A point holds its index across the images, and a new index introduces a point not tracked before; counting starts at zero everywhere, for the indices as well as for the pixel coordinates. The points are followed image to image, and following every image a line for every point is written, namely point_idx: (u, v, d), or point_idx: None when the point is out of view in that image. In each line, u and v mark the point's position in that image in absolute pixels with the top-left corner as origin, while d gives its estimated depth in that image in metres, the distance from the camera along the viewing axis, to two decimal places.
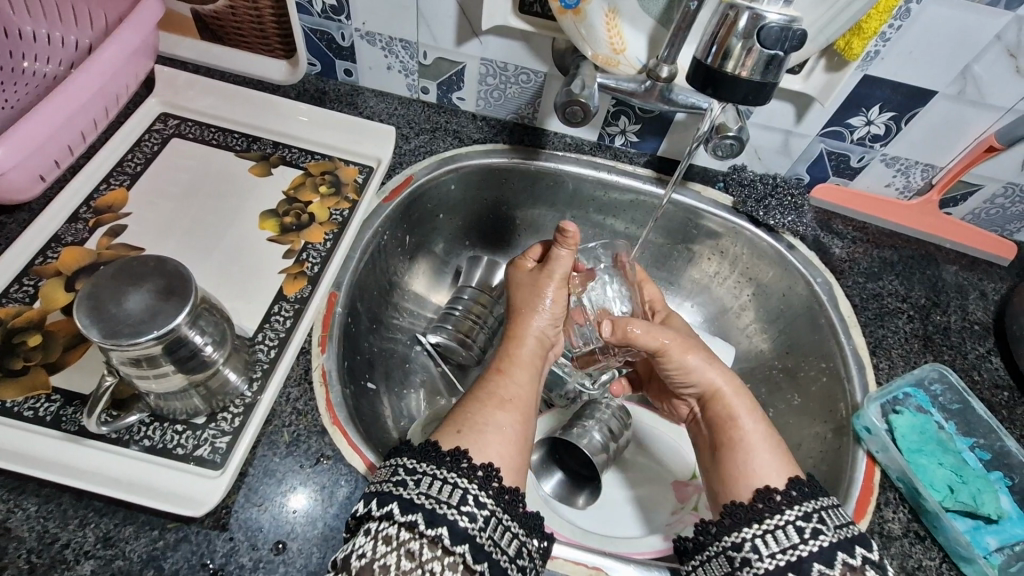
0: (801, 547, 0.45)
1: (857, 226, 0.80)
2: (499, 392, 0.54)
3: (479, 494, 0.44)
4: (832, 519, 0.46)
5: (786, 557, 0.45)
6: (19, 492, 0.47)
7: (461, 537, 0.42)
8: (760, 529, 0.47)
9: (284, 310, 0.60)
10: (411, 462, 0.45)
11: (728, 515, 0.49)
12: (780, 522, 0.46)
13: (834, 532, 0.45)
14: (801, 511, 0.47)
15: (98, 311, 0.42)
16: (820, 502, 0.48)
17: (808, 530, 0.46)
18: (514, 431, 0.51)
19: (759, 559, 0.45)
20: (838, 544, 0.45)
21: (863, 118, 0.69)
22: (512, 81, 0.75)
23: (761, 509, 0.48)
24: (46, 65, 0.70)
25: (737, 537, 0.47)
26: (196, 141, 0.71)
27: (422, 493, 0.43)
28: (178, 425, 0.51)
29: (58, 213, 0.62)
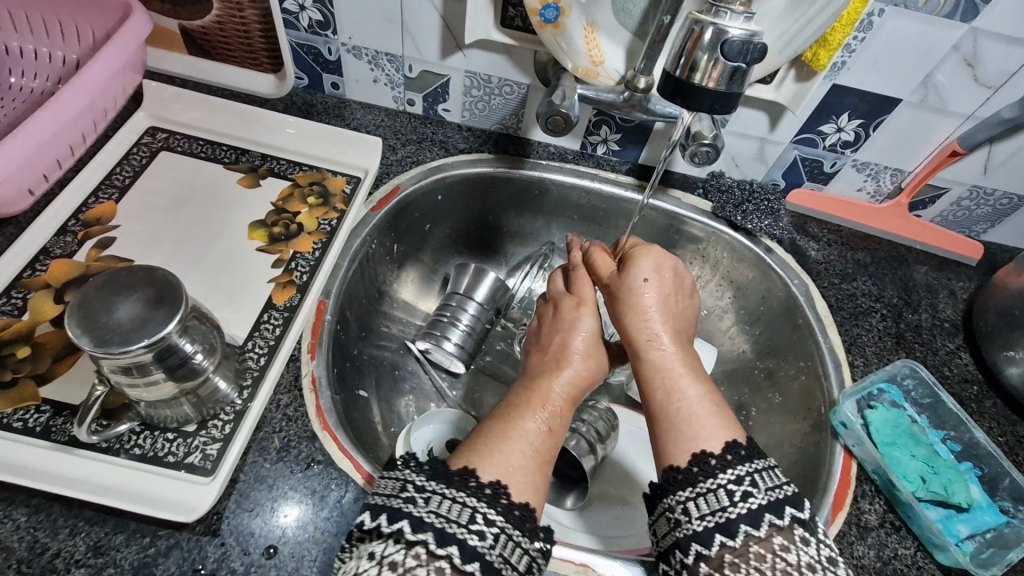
0: (730, 510, 0.43)
1: (832, 229, 0.82)
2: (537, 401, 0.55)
3: (488, 511, 0.44)
4: (764, 481, 0.45)
5: (715, 519, 0.44)
6: (9, 503, 0.47)
7: (470, 556, 0.41)
8: (694, 492, 0.45)
9: (274, 319, 0.61)
10: (419, 479, 0.45)
11: (665, 478, 0.47)
12: (711, 485, 0.45)
13: (764, 494, 0.44)
14: (733, 474, 0.45)
15: (89, 320, 0.42)
16: (758, 464, 0.46)
17: (739, 494, 0.44)
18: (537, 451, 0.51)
19: (689, 521, 0.44)
20: (767, 506, 0.43)
21: (833, 125, 0.72)
22: (496, 93, 0.77)
23: (696, 473, 0.46)
24: (34, 80, 0.71)
25: (673, 499, 0.46)
26: (184, 153, 0.72)
27: (433, 511, 0.42)
28: (169, 433, 0.52)
29: (46, 226, 0.62)
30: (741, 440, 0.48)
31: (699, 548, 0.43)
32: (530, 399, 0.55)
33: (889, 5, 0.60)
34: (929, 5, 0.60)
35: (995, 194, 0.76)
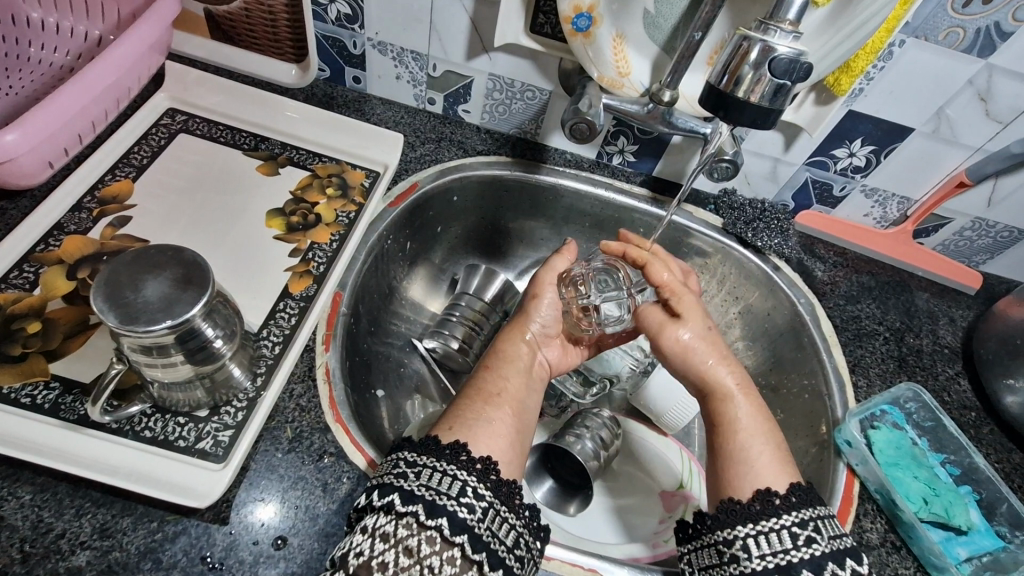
0: (791, 554, 0.46)
1: (838, 251, 0.84)
2: (489, 386, 0.55)
3: (477, 486, 0.45)
4: (826, 530, 0.48)
5: (775, 560, 0.46)
6: (14, 481, 0.46)
7: (459, 527, 0.42)
8: (754, 529, 0.48)
9: (289, 308, 0.60)
10: (411, 456, 0.46)
11: (723, 512, 0.50)
12: (775, 526, 0.47)
13: (826, 543, 0.47)
14: (797, 518, 0.48)
15: (115, 296, 0.42)
16: (815, 510, 0.49)
17: (801, 538, 0.47)
18: (511, 424, 0.52)
19: (747, 559, 0.47)
20: (829, 555, 0.46)
21: (846, 150, 0.74)
22: (518, 97, 0.77)
23: (757, 509, 0.49)
24: (53, 54, 0.71)
25: (729, 534, 0.48)
26: (204, 138, 0.71)
27: (421, 484, 0.44)
28: (180, 418, 0.51)
29: (61, 202, 0.61)
30: (801, 483, 0.51)
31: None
32: (484, 385, 0.55)
33: (911, 36, 0.62)
34: (948, 39, 0.62)
35: (997, 227, 0.79)
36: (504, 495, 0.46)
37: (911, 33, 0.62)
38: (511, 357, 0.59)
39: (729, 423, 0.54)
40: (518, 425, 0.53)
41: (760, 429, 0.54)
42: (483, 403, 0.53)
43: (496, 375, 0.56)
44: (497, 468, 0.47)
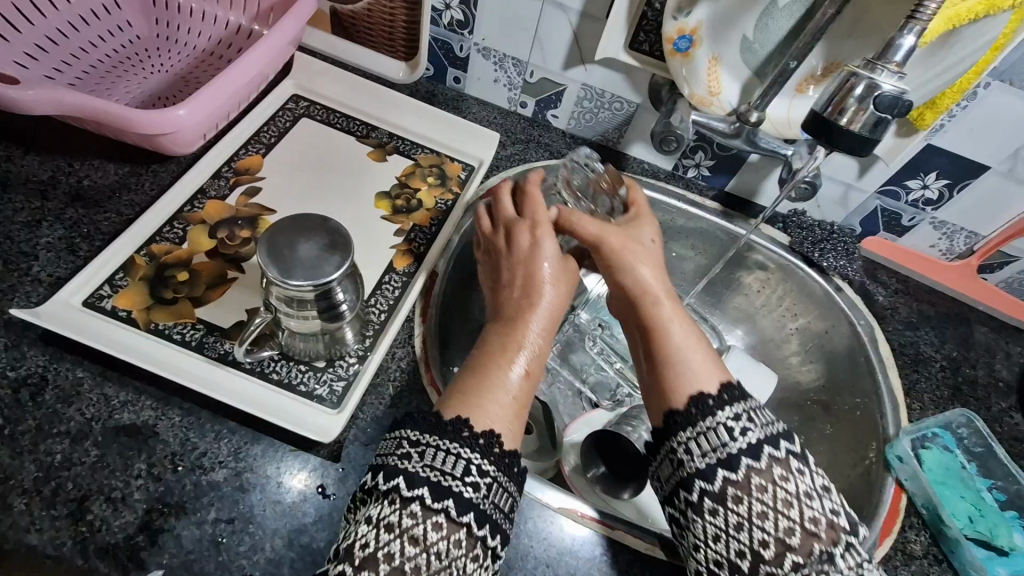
0: (732, 445, 0.50)
1: (900, 279, 0.87)
2: (507, 342, 0.57)
3: (479, 463, 0.48)
4: (760, 419, 0.52)
5: (717, 454, 0.50)
6: (165, 404, 0.54)
7: (465, 506, 0.46)
8: (696, 430, 0.52)
9: (393, 281, 0.67)
10: (414, 435, 0.49)
11: (667, 422, 0.54)
12: (721, 419, 0.51)
13: (761, 428, 0.51)
14: (732, 412, 0.52)
15: (275, 254, 0.49)
16: (749, 402, 0.53)
17: (738, 428, 0.51)
18: (520, 390, 0.55)
19: (691, 460, 0.51)
20: (765, 439, 0.51)
21: (920, 182, 0.77)
22: (605, 107, 0.83)
23: (695, 414, 0.52)
24: (197, 38, 0.79)
25: (676, 440, 0.53)
26: (323, 123, 0.79)
27: (426, 465, 0.47)
28: (302, 365, 0.58)
29: (204, 169, 0.69)
30: (732, 380, 0.56)
31: (705, 483, 0.50)
32: (504, 341, 0.58)
33: (997, 80, 0.65)
34: None
35: None
36: (502, 467, 0.49)
37: (997, 77, 0.65)
38: (516, 302, 0.61)
39: (663, 327, 0.59)
40: (523, 393, 0.55)
41: (681, 318, 0.60)
42: (497, 363, 0.56)
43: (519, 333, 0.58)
44: (498, 442, 0.50)
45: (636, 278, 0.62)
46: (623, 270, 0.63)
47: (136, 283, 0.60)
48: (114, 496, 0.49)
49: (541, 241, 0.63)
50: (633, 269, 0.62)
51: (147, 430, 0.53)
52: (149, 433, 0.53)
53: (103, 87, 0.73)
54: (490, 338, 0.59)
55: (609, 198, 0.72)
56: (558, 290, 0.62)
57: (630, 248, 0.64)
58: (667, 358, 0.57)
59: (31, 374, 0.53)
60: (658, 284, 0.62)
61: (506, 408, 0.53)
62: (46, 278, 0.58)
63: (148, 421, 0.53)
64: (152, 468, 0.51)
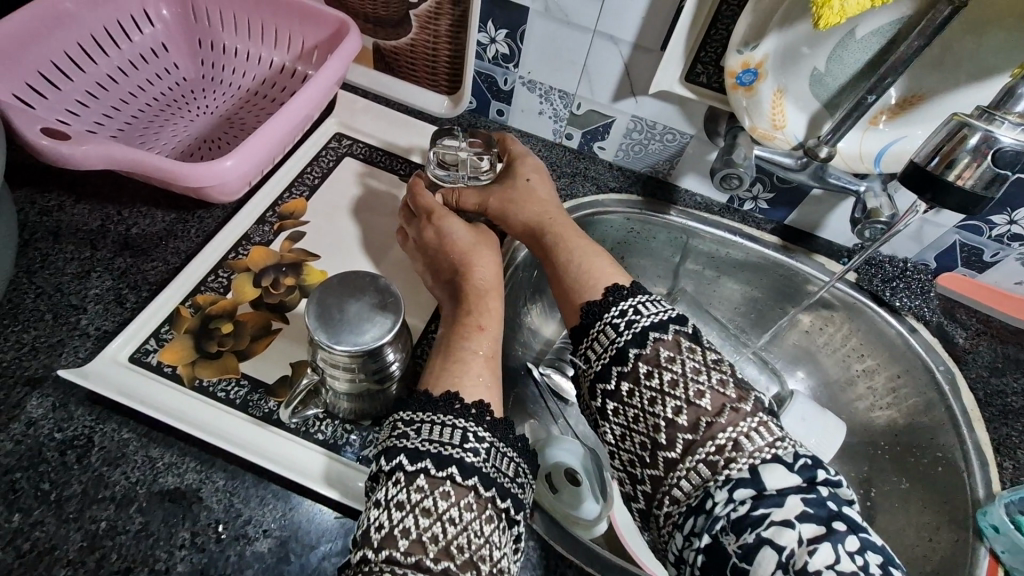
0: (643, 320, 0.52)
1: (980, 317, 0.80)
2: (472, 321, 0.57)
3: (475, 429, 0.47)
4: (646, 307, 0.53)
5: (630, 334, 0.51)
6: (210, 466, 0.53)
7: (469, 471, 0.45)
8: (610, 317, 0.53)
9: (439, 331, 0.64)
10: (407, 416, 0.48)
11: (586, 316, 0.55)
12: (629, 303, 0.53)
13: (648, 315, 0.52)
14: (648, 312, 0.52)
15: (324, 317, 0.47)
16: (640, 297, 0.54)
17: (631, 318, 0.52)
18: (486, 355, 0.55)
19: (592, 364, 0.52)
20: (654, 326, 0.51)
21: (1006, 217, 0.71)
22: (656, 139, 0.79)
23: (607, 301, 0.54)
24: (243, 79, 0.79)
25: (584, 354, 0.54)
26: (365, 162, 0.76)
27: (424, 440, 0.46)
28: (347, 425, 0.56)
29: (249, 214, 0.68)
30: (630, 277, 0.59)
31: (603, 384, 0.51)
32: (467, 321, 0.58)
33: None
34: None
35: None
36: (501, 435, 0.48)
37: None
38: (474, 266, 0.62)
39: (561, 253, 0.61)
40: (489, 351, 0.56)
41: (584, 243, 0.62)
42: (460, 336, 0.56)
43: (481, 306, 0.59)
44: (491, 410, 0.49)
45: (527, 213, 0.66)
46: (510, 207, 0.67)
47: (182, 337, 0.58)
48: (158, 568, 0.47)
49: (444, 226, 0.64)
50: (516, 210, 0.66)
51: (191, 494, 0.51)
52: (193, 499, 0.51)
53: (150, 133, 0.73)
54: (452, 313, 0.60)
55: (489, 162, 0.71)
56: (481, 257, 0.63)
57: (510, 207, 0.67)
58: (561, 279, 0.60)
59: (77, 435, 0.52)
60: (542, 224, 0.65)
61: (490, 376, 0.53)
62: (93, 332, 0.58)
63: (192, 485, 0.51)
64: (196, 537, 0.49)
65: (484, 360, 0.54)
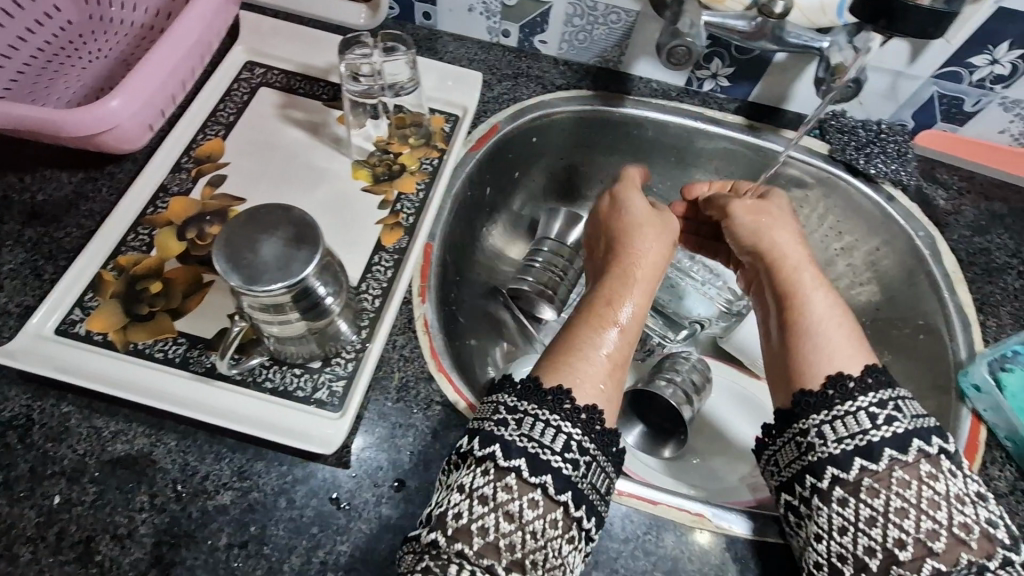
0: (871, 433, 0.45)
1: (963, 175, 0.75)
2: (605, 312, 0.54)
3: (582, 439, 0.46)
4: (909, 408, 0.46)
5: (855, 441, 0.45)
6: (159, 429, 0.51)
7: (563, 484, 0.43)
8: (830, 415, 0.47)
9: (384, 261, 0.60)
10: (511, 401, 0.47)
11: (796, 404, 0.49)
12: (864, 403, 0.46)
13: (909, 421, 0.45)
14: (875, 398, 0.46)
15: (235, 258, 0.43)
16: (899, 392, 0.47)
17: (881, 417, 0.45)
18: (619, 350, 0.52)
19: (824, 444, 0.46)
20: (915, 432, 0.45)
21: (987, 57, 0.65)
22: (599, 21, 0.71)
23: (832, 396, 0.47)
24: (134, 13, 0.70)
25: (805, 423, 0.48)
26: (283, 90, 0.70)
27: (524, 434, 0.45)
28: (296, 369, 0.53)
29: (162, 163, 0.63)
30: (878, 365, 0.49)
31: (815, 480, 0.46)
32: (591, 308, 0.55)
33: None
34: None
35: None
36: (603, 450, 0.47)
37: None
38: (625, 297, 0.56)
39: (801, 300, 0.54)
40: (610, 376, 0.51)
41: (823, 291, 0.55)
42: (591, 326, 0.53)
43: (610, 300, 0.55)
44: (600, 418, 0.47)
45: (772, 242, 0.59)
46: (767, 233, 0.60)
47: (109, 303, 0.55)
48: (120, 533, 0.47)
49: (622, 198, 0.64)
50: (665, 243, 0.61)
51: (144, 459, 0.50)
52: (147, 463, 0.49)
53: (40, 89, 0.65)
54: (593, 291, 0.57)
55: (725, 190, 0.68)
56: (646, 235, 0.61)
57: (632, 237, 0.61)
58: (803, 333, 0.53)
59: (16, 415, 0.50)
60: (801, 270, 0.57)
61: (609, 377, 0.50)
62: (15, 309, 0.54)
63: (144, 450, 0.50)
64: (155, 499, 0.48)
65: (610, 363, 0.51)
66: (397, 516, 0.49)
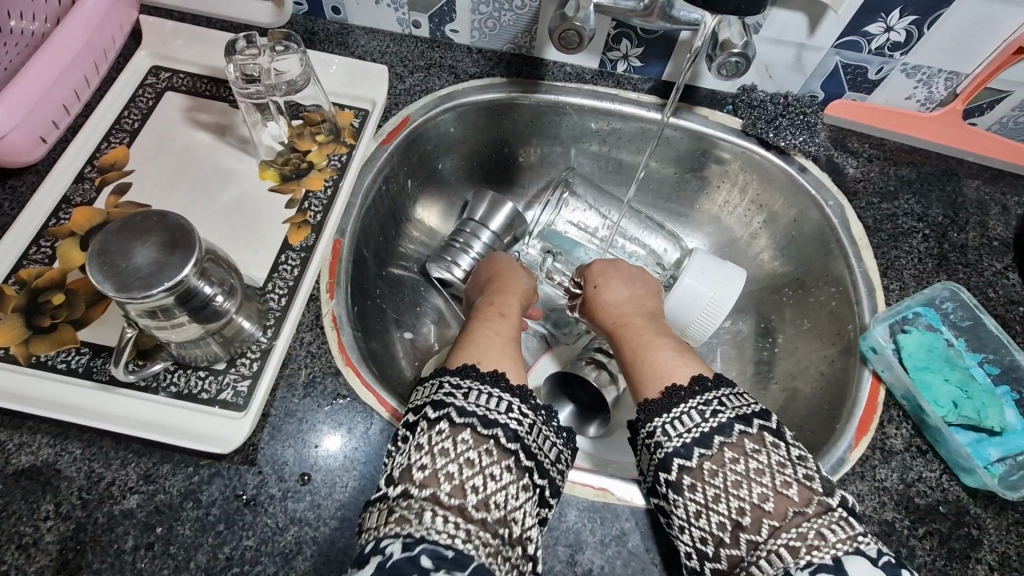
0: (701, 426, 0.47)
1: (872, 143, 0.76)
2: (497, 306, 0.62)
3: (521, 404, 0.48)
4: (732, 401, 0.48)
5: (691, 435, 0.47)
6: (64, 438, 0.51)
7: (513, 436, 0.46)
8: (668, 417, 0.49)
9: (291, 260, 0.61)
10: (455, 379, 0.49)
11: (639, 413, 0.51)
12: (685, 407, 0.48)
13: (731, 410, 0.47)
14: (702, 399, 0.49)
15: (110, 267, 0.43)
16: (723, 388, 0.49)
17: (708, 412, 0.48)
18: (507, 339, 0.57)
19: (667, 441, 0.48)
20: (737, 419, 0.47)
21: (882, 25, 0.66)
22: (505, 8, 0.71)
23: (667, 400, 0.50)
24: (33, 23, 0.67)
25: (650, 427, 0.49)
26: (188, 93, 0.70)
27: (474, 402, 0.47)
28: (200, 371, 0.54)
29: (64, 174, 0.63)
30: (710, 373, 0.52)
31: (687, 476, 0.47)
32: (483, 312, 0.61)
33: None
34: None
35: None
36: (543, 415, 0.50)
37: None
38: (507, 303, 0.63)
39: (638, 345, 0.59)
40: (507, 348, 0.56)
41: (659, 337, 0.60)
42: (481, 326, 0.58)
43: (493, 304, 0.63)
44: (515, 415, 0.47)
45: (620, 307, 0.65)
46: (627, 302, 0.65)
47: (11, 317, 0.55)
48: (24, 542, 0.47)
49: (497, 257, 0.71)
50: (522, 282, 0.68)
51: (48, 469, 0.50)
52: (52, 472, 0.50)
53: None
54: (480, 302, 0.64)
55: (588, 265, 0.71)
56: (522, 285, 0.68)
57: (512, 279, 0.68)
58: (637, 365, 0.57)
59: None
60: (637, 323, 0.62)
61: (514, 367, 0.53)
62: None
63: (49, 460, 0.50)
64: (60, 508, 0.49)
65: (505, 341, 0.56)
66: (302, 509, 0.50)
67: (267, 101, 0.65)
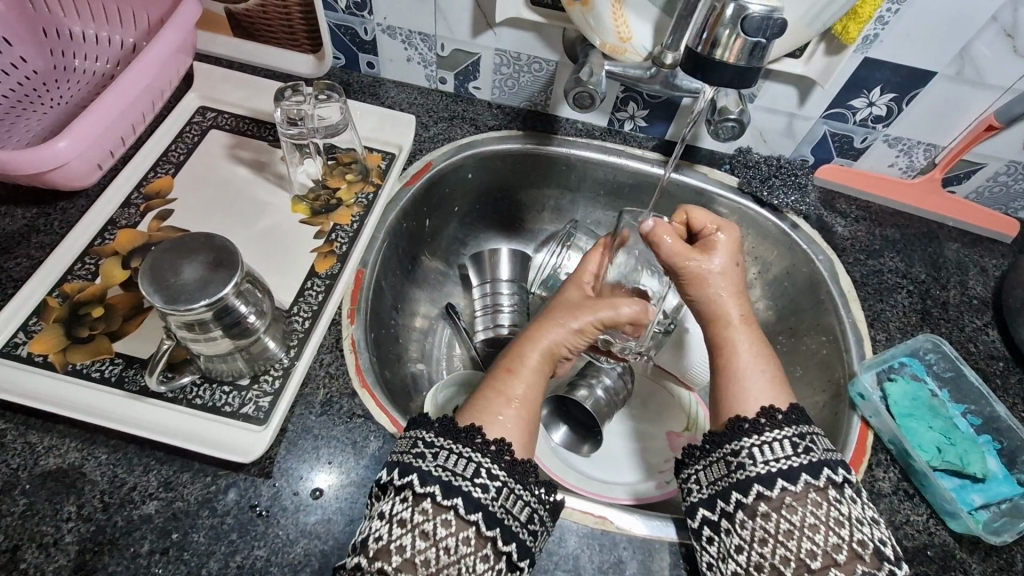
0: (792, 459, 0.48)
1: (859, 205, 0.82)
2: (504, 387, 0.52)
3: (492, 466, 0.46)
4: (821, 442, 0.50)
5: (778, 465, 0.48)
6: (91, 443, 0.54)
7: (474, 505, 0.44)
8: (759, 439, 0.49)
9: (316, 286, 0.65)
10: (429, 436, 0.47)
11: (730, 427, 0.51)
12: (778, 435, 0.49)
13: (821, 452, 0.49)
14: (796, 430, 0.49)
15: (159, 282, 0.47)
16: (813, 427, 0.50)
17: (800, 446, 0.49)
18: (526, 412, 0.51)
19: (753, 464, 0.48)
20: (825, 462, 0.48)
21: (865, 100, 0.73)
22: (525, 70, 0.79)
23: (762, 423, 0.50)
24: (96, 63, 0.77)
25: (737, 444, 0.50)
26: (231, 131, 0.77)
27: (438, 465, 0.45)
28: (225, 386, 0.57)
29: (112, 199, 0.68)
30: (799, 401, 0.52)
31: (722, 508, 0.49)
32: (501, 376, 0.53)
33: None
34: None
35: None
36: (518, 475, 0.47)
37: None
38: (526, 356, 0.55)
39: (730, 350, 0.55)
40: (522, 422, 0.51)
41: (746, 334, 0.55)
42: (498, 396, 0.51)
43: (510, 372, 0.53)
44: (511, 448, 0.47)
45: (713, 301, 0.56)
46: (679, 267, 0.57)
47: (51, 327, 0.59)
48: (45, 542, 0.49)
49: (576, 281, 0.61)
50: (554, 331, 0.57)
51: (74, 471, 0.52)
52: (77, 475, 0.52)
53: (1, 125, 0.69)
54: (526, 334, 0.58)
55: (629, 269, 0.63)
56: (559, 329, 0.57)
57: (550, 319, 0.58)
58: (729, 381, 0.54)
59: None
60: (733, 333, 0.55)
61: (521, 414, 0.51)
62: None
63: (75, 463, 0.53)
64: (82, 509, 0.51)
65: (516, 405, 0.51)
66: (313, 522, 0.52)
67: (307, 141, 0.71)
